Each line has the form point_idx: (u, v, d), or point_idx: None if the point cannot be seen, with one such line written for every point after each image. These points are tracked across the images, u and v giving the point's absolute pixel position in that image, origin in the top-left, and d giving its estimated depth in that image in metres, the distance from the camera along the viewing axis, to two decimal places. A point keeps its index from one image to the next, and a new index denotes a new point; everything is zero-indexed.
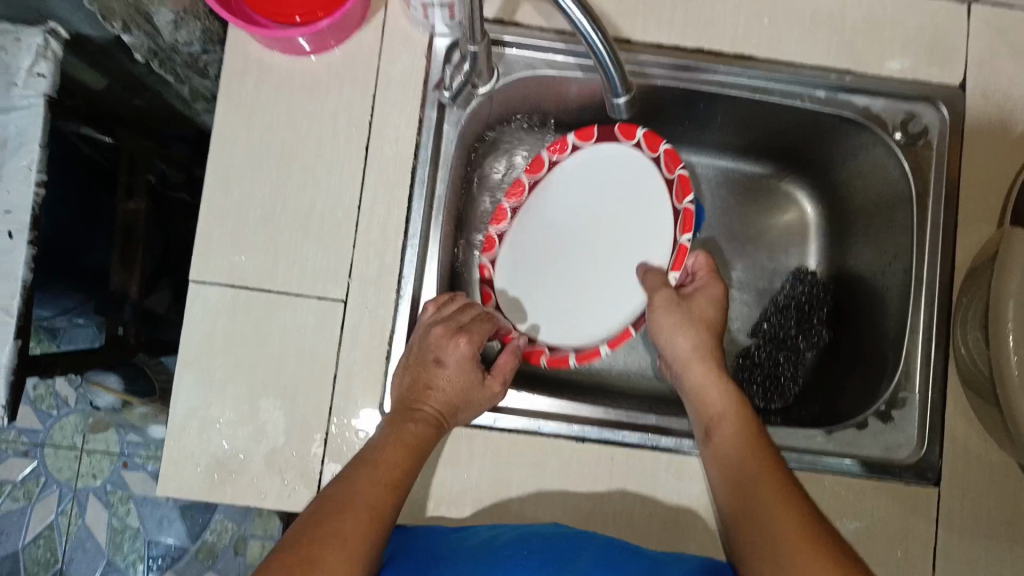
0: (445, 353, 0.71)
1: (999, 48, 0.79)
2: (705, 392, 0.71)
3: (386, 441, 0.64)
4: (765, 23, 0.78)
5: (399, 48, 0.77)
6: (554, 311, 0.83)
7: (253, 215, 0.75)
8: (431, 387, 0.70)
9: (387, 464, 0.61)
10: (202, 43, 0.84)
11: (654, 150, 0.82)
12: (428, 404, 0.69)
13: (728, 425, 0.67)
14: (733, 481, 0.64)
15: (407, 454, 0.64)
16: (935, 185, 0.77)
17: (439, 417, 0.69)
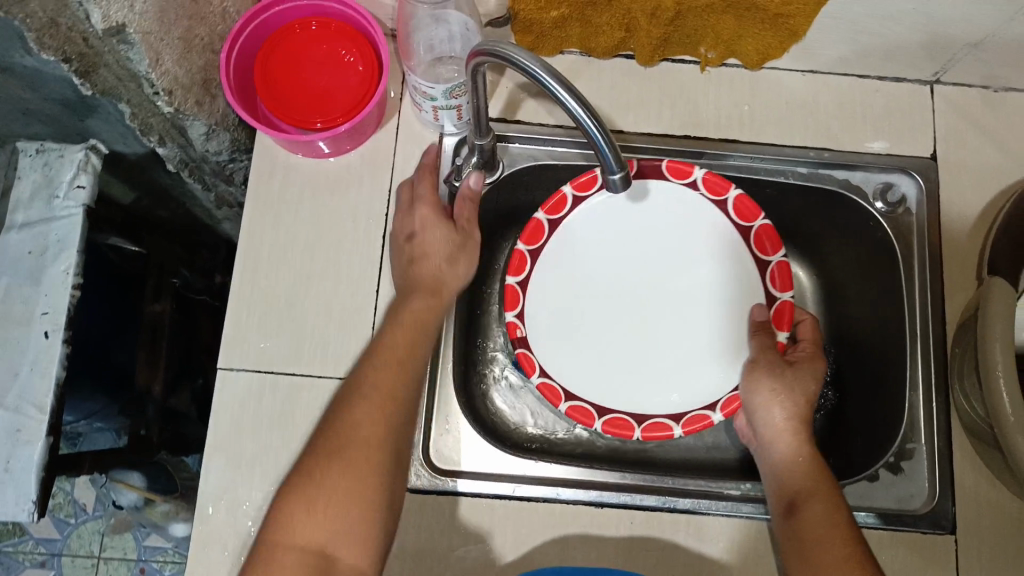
0: (429, 228, 0.75)
1: (963, 121, 0.86)
2: (796, 466, 0.70)
3: (380, 353, 0.68)
4: (745, 110, 0.85)
5: (411, 147, 0.84)
6: (601, 380, 0.80)
7: (278, 303, 0.79)
8: (423, 270, 0.74)
9: (379, 394, 0.65)
10: (230, 152, 0.90)
11: (719, 195, 0.80)
12: (418, 293, 0.73)
13: (813, 500, 0.67)
14: (797, 539, 0.66)
15: (411, 335, 0.69)
16: (918, 248, 0.83)
17: (432, 298, 0.72)
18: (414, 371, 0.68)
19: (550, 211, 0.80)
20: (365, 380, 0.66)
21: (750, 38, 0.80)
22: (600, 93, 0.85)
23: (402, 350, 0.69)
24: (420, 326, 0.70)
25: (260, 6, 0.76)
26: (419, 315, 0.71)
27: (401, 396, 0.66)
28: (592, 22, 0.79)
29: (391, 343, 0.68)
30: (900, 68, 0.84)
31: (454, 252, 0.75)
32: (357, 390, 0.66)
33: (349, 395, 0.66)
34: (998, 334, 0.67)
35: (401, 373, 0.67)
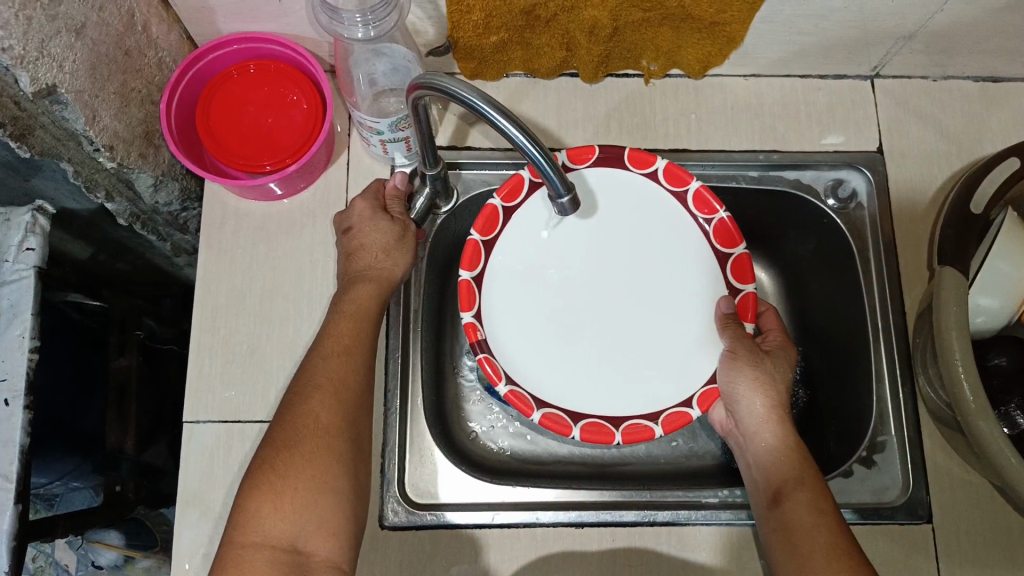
0: (362, 226, 0.74)
1: (905, 112, 0.87)
2: (777, 455, 0.70)
3: (328, 340, 0.69)
4: (692, 119, 0.86)
5: (363, 182, 0.83)
6: (573, 386, 0.74)
7: (240, 350, 0.78)
8: (360, 262, 0.73)
9: (331, 381, 0.66)
10: (181, 201, 0.89)
11: (680, 185, 0.75)
12: (360, 281, 0.72)
13: (797, 492, 0.67)
14: (784, 537, 0.65)
15: (357, 325, 0.70)
16: (872, 240, 0.84)
17: (373, 283, 0.72)
18: (363, 362, 0.69)
19: (505, 198, 0.75)
20: (317, 371, 0.67)
21: (689, 48, 0.80)
22: (547, 113, 0.86)
23: (350, 337, 0.69)
24: (365, 313, 0.70)
25: (194, 56, 0.76)
26: (362, 300, 0.71)
27: (355, 388, 0.67)
28: (532, 44, 0.79)
29: (340, 332, 0.69)
30: (838, 66, 0.85)
31: (389, 245, 0.74)
32: (310, 381, 0.66)
33: (303, 384, 0.66)
34: (952, 319, 0.68)
35: (353, 360, 0.68)
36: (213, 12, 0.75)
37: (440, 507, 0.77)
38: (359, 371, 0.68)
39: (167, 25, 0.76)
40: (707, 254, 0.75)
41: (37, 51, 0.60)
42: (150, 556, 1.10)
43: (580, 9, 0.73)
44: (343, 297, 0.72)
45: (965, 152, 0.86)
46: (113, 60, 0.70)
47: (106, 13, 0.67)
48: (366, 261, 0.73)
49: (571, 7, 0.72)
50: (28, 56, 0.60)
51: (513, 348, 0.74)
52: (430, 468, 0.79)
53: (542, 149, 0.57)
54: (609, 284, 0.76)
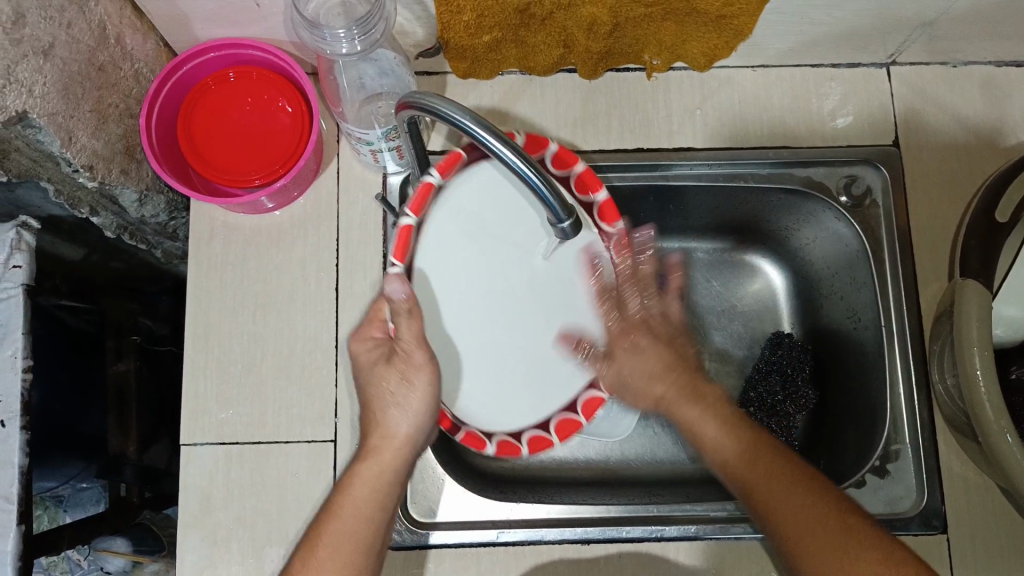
0: (369, 366, 0.64)
1: (923, 102, 0.83)
2: (647, 379, 0.67)
3: (341, 506, 0.62)
4: (697, 115, 0.82)
5: (356, 191, 0.80)
6: (506, 403, 0.67)
7: (235, 368, 0.77)
8: (377, 409, 0.63)
9: (337, 563, 0.59)
10: (168, 213, 0.87)
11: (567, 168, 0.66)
12: (382, 443, 0.63)
13: (677, 404, 0.67)
14: (743, 463, 0.63)
15: (383, 495, 0.62)
16: (887, 240, 0.80)
17: (396, 442, 0.63)
18: (373, 545, 0.61)
19: (417, 213, 0.64)
20: (320, 554, 0.60)
21: (694, 42, 0.76)
22: (546, 112, 0.82)
23: (363, 514, 0.61)
24: (381, 482, 0.62)
25: (172, 66, 0.72)
26: (379, 462, 0.63)
27: (361, 571, 0.60)
28: (527, 43, 0.75)
29: (353, 507, 0.61)
30: (852, 54, 0.81)
31: (409, 381, 0.61)
32: (315, 559, 0.60)
33: (304, 563, 0.60)
34: (972, 336, 0.65)
35: (361, 539, 0.61)
36: (189, 19, 0.71)
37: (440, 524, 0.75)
38: (368, 548, 0.61)
39: (142, 34, 0.73)
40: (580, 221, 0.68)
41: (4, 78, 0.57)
42: (157, 561, 1.05)
43: (578, 7, 0.68)
44: (364, 460, 0.63)
45: (987, 141, 0.82)
46: (86, 77, 0.67)
47: (76, 30, 0.64)
48: (386, 410, 0.63)
49: (568, 5, 0.68)
50: None
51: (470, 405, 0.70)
52: (431, 484, 0.77)
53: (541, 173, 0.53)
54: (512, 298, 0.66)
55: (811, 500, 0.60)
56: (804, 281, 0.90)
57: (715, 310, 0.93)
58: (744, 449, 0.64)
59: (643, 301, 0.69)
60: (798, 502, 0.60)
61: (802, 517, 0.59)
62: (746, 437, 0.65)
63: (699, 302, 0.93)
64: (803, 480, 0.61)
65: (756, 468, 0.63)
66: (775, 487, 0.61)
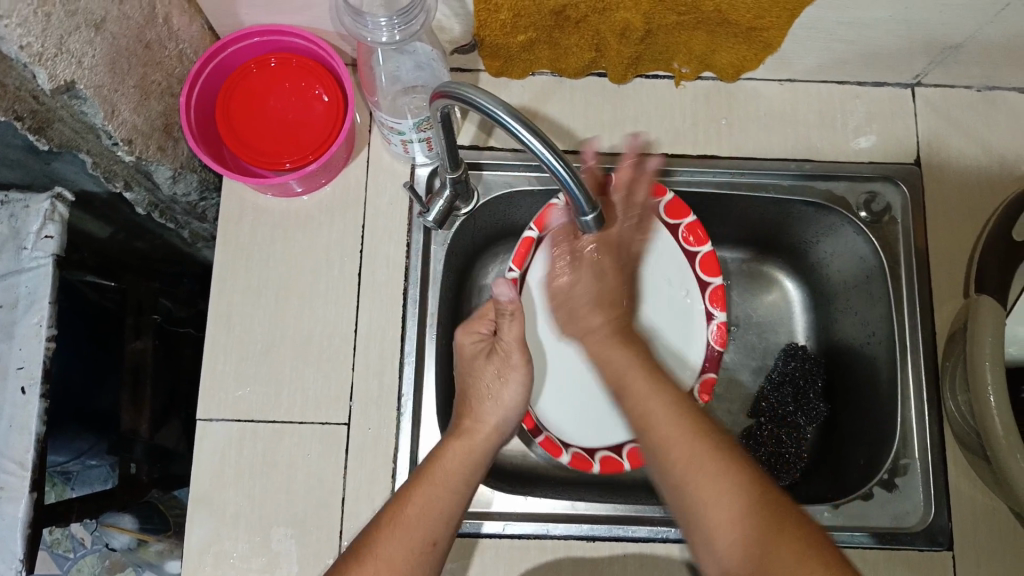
0: (469, 361, 0.70)
1: (945, 124, 0.84)
2: (609, 360, 0.67)
3: (426, 471, 0.64)
4: (723, 124, 0.83)
5: (384, 181, 0.82)
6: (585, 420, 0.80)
7: (256, 346, 0.78)
8: (475, 397, 0.69)
9: (419, 521, 0.60)
10: (200, 191, 0.89)
11: (677, 218, 0.81)
12: (477, 426, 0.67)
13: (643, 390, 0.63)
14: (699, 468, 0.57)
15: (468, 466, 0.65)
16: (904, 257, 0.81)
17: (486, 428, 0.67)
18: (455, 514, 0.62)
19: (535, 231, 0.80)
20: (408, 510, 0.61)
21: (723, 52, 0.78)
22: (575, 114, 0.83)
23: (454, 483, 0.63)
24: (470, 458, 0.65)
25: (215, 48, 0.74)
26: (471, 441, 0.66)
27: (439, 536, 0.61)
28: (560, 45, 0.77)
29: (447, 475, 0.63)
30: (878, 74, 0.82)
31: (506, 377, 0.69)
32: (404, 515, 0.60)
33: (389, 519, 0.60)
34: (986, 350, 0.67)
35: (449, 503, 0.62)
36: (234, 3, 0.73)
37: None
38: (451, 516, 0.62)
39: (188, 16, 0.75)
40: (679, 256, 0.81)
41: (56, 47, 0.59)
42: (162, 539, 1.07)
43: (613, 11, 0.70)
44: (457, 438, 0.66)
45: (1009, 167, 0.83)
46: (132, 53, 0.69)
47: (127, 7, 0.66)
48: (483, 403, 0.68)
49: (604, 9, 0.70)
50: (46, 54, 0.58)
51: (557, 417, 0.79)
52: None
53: (568, 167, 0.55)
54: None
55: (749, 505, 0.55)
56: (820, 295, 0.91)
57: (731, 317, 0.94)
58: (678, 454, 0.58)
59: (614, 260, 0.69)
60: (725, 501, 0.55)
61: (721, 510, 0.55)
62: (701, 448, 0.58)
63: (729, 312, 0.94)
64: (750, 496, 0.56)
65: (696, 450, 0.58)
66: (704, 465, 0.57)
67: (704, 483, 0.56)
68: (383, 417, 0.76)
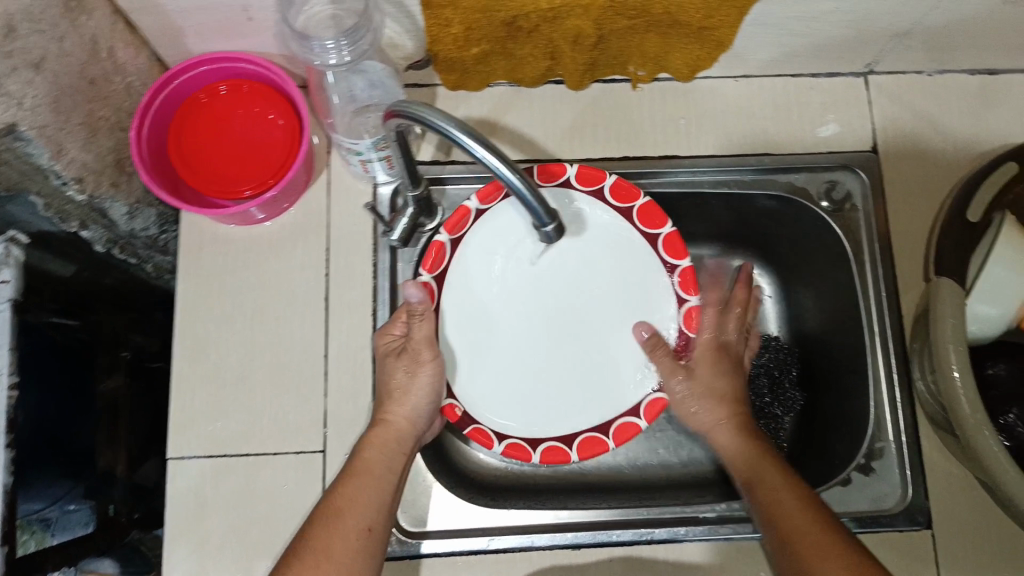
0: (384, 360, 0.71)
1: (899, 110, 0.85)
2: (743, 451, 0.69)
3: (353, 466, 0.66)
4: (681, 124, 0.84)
5: (345, 202, 0.81)
6: (518, 407, 0.73)
7: (226, 379, 0.77)
8: (389, 388, 0.69)
9: (350, 510, 0.63)
10: (158, 226, 0.87)
11: (654, 227, 0.74)
12: (390, 419, 0.68)
13: (767, 471, 0.67)
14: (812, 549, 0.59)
15: (385, 455, 0.67)
16: (867, 243, 0.82)
17: (398, 422, 0.69)
18: (387, 499, 0.65)
19: (451, 231, 0.74)
20: (339, 504, 0.63)
21: (677, 53, 0.78)
22: (534, 123, 0.83)
23: (377, 473, 0.66)
24: (387, 447, 0.67)
25: (164, 79, 0.72)
26: (388, 430, 0.68)
27: (375, 522, 0.63)
28: (515, 55, 0.77)
29: (367, 464, 0.66)
30: (831, 64, 0.83)
31: (415, 372, 0.68)
32: (334, 508, 0.63)
33: (325, 514, 0.63)
34: (948, 331, 0.68)
35: (379, 490, 0.65)
36: (180, 32, 0.72)
37: (431, 533, 0.76)
38: (381, 502, 0.65)
39: (134, 48, 0.73)
40: (649, 256, 0.74)
41: None
42: None
43: (565, 18, 0.70)
44: (374, 431, 0.69)
45: (964, 148, 0.84)
46: (77, 90, 0.67)
47: (67, 43, 0.64)
48: (394, 397, 0.69)
49: (555, 17, 0.70)
50: None
51: (488, 405, 0.73)
52: (422, 494, 0.78)
53: (526, 180, 0.54)
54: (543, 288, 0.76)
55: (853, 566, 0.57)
56: (791, 286, 0.92)
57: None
58: (801, 532, 0.60)
59: (698, 390, 0.72)
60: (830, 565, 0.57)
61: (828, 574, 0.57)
62: (819, 524, 0.61)
63: None
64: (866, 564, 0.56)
65: (811, 532, 0.60)
66: (820, 547, 0.59)
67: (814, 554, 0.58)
68: None
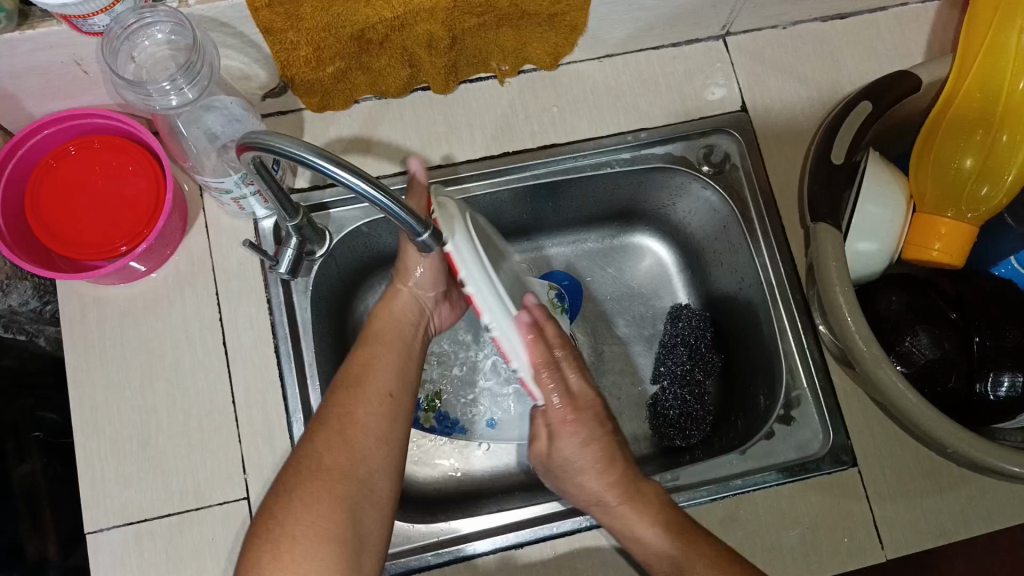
0: None
1: (762, 66, 0.87)
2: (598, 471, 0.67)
3: (368, 342, 0.71)
4: (554, 111, 0.84)
5: (228, 242, 0.79)
6: None
7: (131, 443, 0.74)
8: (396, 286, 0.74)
9: (372, 381, 0.67)
10: (38, 298, 0.83)
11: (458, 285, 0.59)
12: (397, 299, 0.73)
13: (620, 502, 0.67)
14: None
15: (397, 331, 0.72)
16: (752, 200, 0.84)
17: (402, 305, 0.73)
18: (404, 365, 0.70)
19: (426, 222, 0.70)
20: (361, 375, 0.68)
21: (534, 42, 0.78)
22: (408, 132, 0.82)
23: (388, 341, 0.71)
24: (400, 325, 0.73)
25: (10, 146, 0.70)
26: (395, 314, 0.73)
27: (394, 389, 0.68)
28: (373, 68, 0.76)
29: (379, 338, 0.71)
30: (688, 32, 0.84)
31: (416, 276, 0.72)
32: (359, 375, 0.68)
33: (350, 381, 0.67)
34: (833, 274, 0.69)
35: (397, 358, 0.70)
36: (16, 98, 0.69)
37: None
38: (398, 370, 0.70)
39: None
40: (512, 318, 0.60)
41: None
42: None
43: (411, 25, 0.70)
44: (383, 308, 0.73)
45: (828, 94, 0.87)
46: None
47: None
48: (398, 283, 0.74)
49: (401, 25, 0.69)
50: None
51: None
52: None
53: (390, 194, 0.53)
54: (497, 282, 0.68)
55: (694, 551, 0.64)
56: (690, 253, 0.94)
57: (604, 297, 0.95)
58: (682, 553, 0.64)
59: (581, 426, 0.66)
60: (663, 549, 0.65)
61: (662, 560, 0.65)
62: (694, 546, 0.64)
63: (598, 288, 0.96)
64: None
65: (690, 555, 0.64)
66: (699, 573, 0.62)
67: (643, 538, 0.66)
68: None
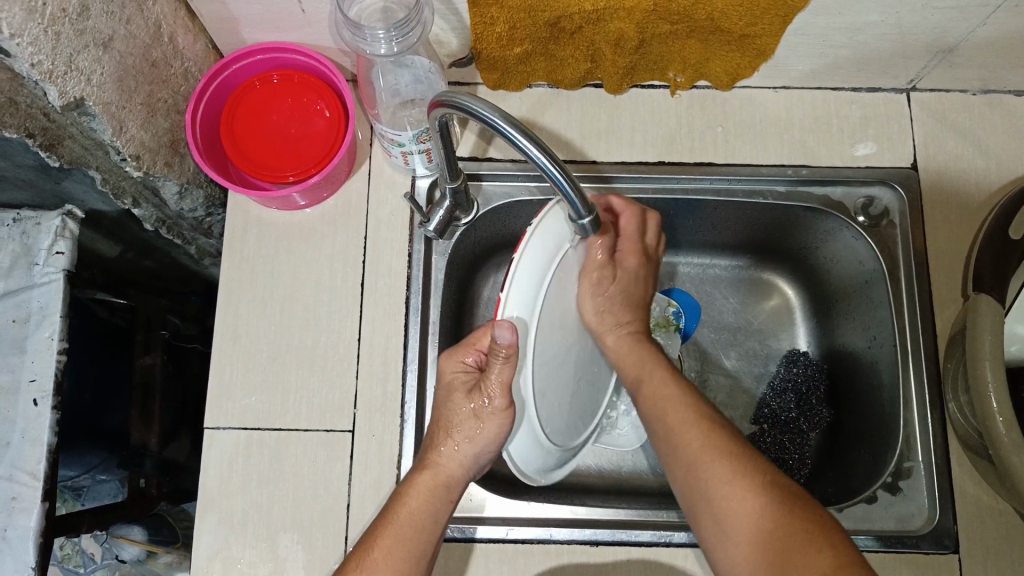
0: (455, 386, 0.66)
1: (940, 126, 0.84)
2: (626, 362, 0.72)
3: (397, 514, 0.64)
4: (718, 131, 0.84)
5: (384, 194, 0.83)
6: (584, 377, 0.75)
7: (262, 355, 0.79)
8: (449, 432, 0.66)
9: (389, 562, 0.61)
10: (205, 208, 0.90)
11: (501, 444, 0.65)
12: (439, 459, 0.66)
13: (628, 347, 0.72)
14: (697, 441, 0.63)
15: (435, 497, 0.65)
16: (902, 260, 0.81)
17: (450, 468, 0.66)
18: (426, 552, 0.63)
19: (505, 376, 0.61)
20: (375, 554, 0.62)
21: (716, 60, 0.79)
22: (571, 123, 0.85)
23: (418, 523, 0.64)
24: (436, 496, 0.65)
25: (219, 66, 0.76)
26: (437, 474, 0.66)
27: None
28: (556, 56, 0.78)
29: (410, 514, 0.64)
30: (872, 79, 0.83)
31: (483, 418, 0.63)
32: (370, 559, 0.62)
33: (359, 563, 0.61)
34: (985, 350, 0.67)
35: (415, 545, 0.63)
36: (237, 22, 0.76)
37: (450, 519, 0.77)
38: (419, 552, 0.63)
39: (193, 35, 0.77)
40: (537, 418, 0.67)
41: (65, 65, 0.61)
42: (172, 551, 1.07)
43: (607, 21, 0.71)
44: (422, 472, 0.66)
45: (1006, 168, 0.83)
46: (140, 72, 0.71)
47: (134, 26, 0.68)
48: (448, 441, 0.66)
49: (597, 19, 0.71)
50: (56, 71, 0.60)
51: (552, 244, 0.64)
52: None
53: (564, 171, 0.54)
54: (550, 369, 0.68)
55: (764, 488, 0.59)
56: (820, 301, 0.92)
57: (712, 332, 0.94)
58: (696, 420, 0.65)
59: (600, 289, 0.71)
60: (736, 483, 0.60)
61: (739, 507, 0.59)
62: (710, 419, 0.65)
63: (716, 317, 0.95)
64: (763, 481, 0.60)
65: (706, 428, 0.64)
66: (714, 453, 0.62)
67: (713, 463, 0.61)
68: (387, 423, 0.77)
